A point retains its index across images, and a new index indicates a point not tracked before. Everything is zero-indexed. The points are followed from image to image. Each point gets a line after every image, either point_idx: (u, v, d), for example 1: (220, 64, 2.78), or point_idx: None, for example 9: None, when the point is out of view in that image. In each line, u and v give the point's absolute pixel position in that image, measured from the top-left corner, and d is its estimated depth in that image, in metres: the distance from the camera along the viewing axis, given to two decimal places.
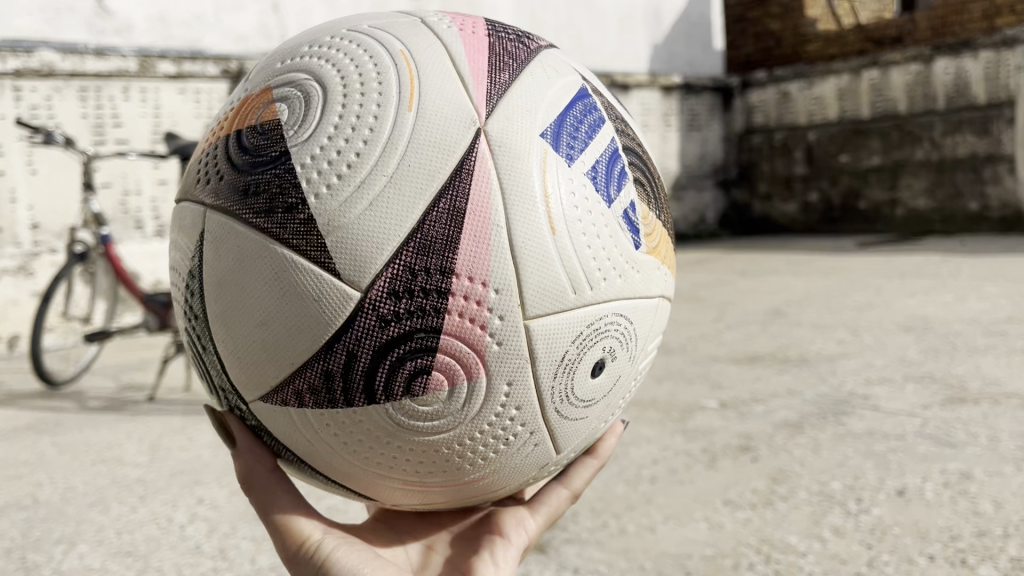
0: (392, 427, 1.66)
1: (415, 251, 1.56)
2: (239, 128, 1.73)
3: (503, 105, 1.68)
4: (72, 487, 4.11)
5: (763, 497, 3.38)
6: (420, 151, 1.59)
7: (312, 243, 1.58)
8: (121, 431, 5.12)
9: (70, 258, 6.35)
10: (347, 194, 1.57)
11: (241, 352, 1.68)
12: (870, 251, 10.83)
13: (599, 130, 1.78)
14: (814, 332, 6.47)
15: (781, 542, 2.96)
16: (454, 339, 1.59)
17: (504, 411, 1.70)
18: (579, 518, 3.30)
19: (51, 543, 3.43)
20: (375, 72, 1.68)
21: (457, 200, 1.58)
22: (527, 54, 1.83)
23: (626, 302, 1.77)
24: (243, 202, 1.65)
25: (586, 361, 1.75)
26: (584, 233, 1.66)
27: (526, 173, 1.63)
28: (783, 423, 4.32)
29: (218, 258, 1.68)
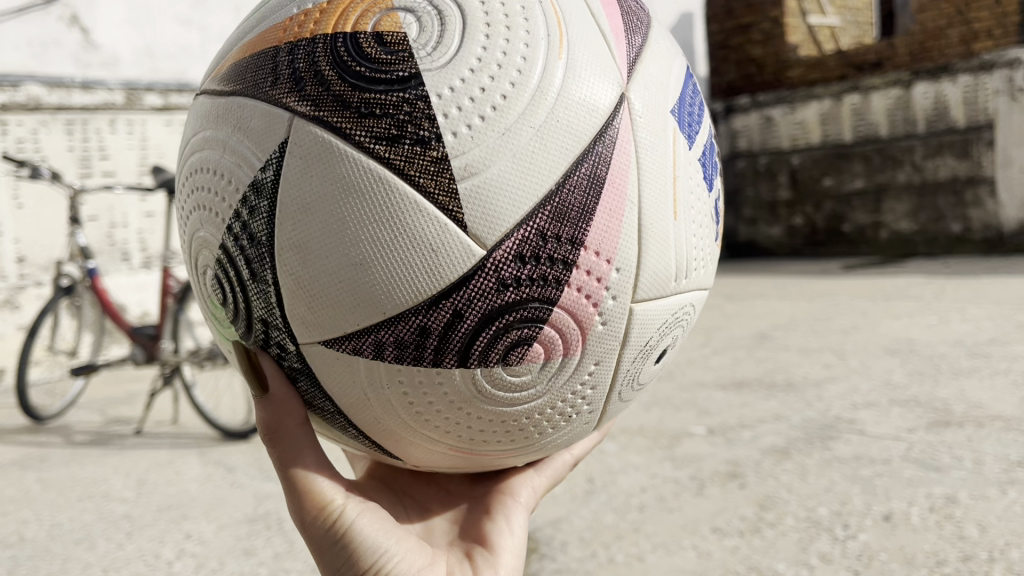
0: (471, 394, 1.76)
1: (553, 213, 1.63)
2: (345, 32, 1.65)
3: (639, 76, 1.80)
4: (58, 524, 4.08)
5: (751, 523, 3.39)
6: (570, 107, 1.66)
7: (442, 187, 1.59)
8: (108, 465, 5.09)
9: (56, 292, 6.31)
10: (490, 134, 1.59)
11: (320, 290, 1.66)
12: (854, 274, 10.92)
13: (700, 118, 1.94)
14: (801, 356, 6.51)
15: (769, 569, 2.98)
16: (565, 311, 1.70)
17: (591, 382, 1.87)
18: (569, 548, 3.30)
19: None
20: (519, 8, 1.70)
21: (599, 166, 1.68)
22: (643, 19, 1.94)
23: (697, 293, 2.00)
24: (355, 119, 1.60)
25: (659, 344, 1.96)
26: (691, 219, 1.84)
27: (662, 152, 1.77)
28: (770, 448, 4.34)
29: (304, 180, 1.63)
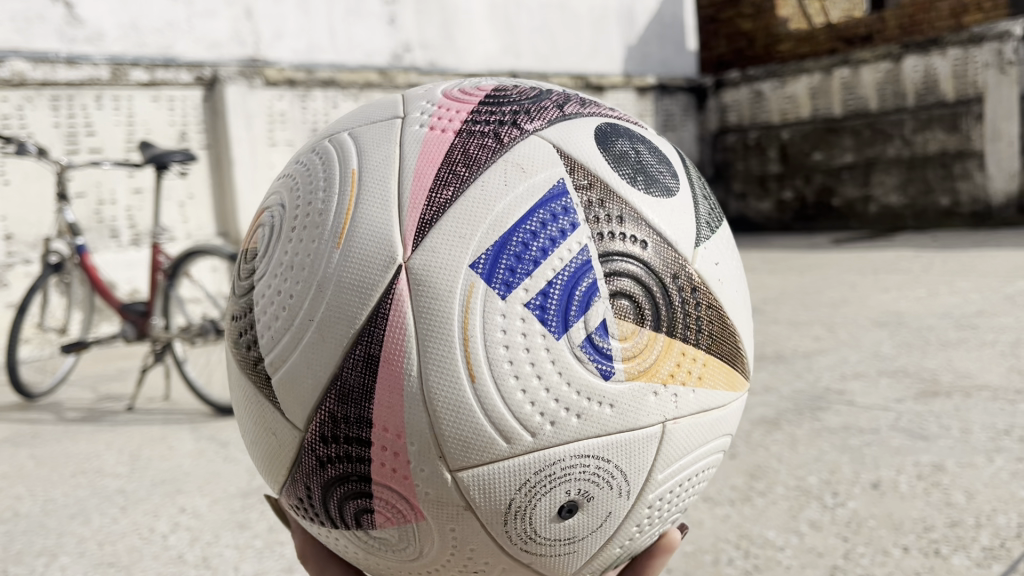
0: (365, 548, 1.61)
1: (335, 399, 1.45)
2: (245, 244, 1.74)
3: (433, 228, 1.43)
4: (52, 499, 4.09)
5: (742, 493, 3.43)
6: (337, 294, 1.44)
7: (264, 381, 1.57)
8: (101, 441, 5.09)
9: (44, 268, 6.29)
10: (282, 338, 1.51)
11: (256, 458, 1.73)
12: (844, 247, 10.97)
13: (561, 239, 1.44)
14: (791, 329, 6.55)
15: (759, 537, 3.01)
16: (385, 485, 1.47)
17: (458, 551, 1.53)
18: None
19: (32, 556, 3.42)
20: (322, 196, 1.55)
21: (370, 347, 1.42)
22: (492, 153, 1.51)
23: (594, 442, 1.46)
24: (236, 328, 1.67)
25: (546, 510, 1.49)
26: (513, 375, 1.39)
27: (444, 311, 1.39)
28: (760, 419, 4.38)
29: (232, 375, 1.74)
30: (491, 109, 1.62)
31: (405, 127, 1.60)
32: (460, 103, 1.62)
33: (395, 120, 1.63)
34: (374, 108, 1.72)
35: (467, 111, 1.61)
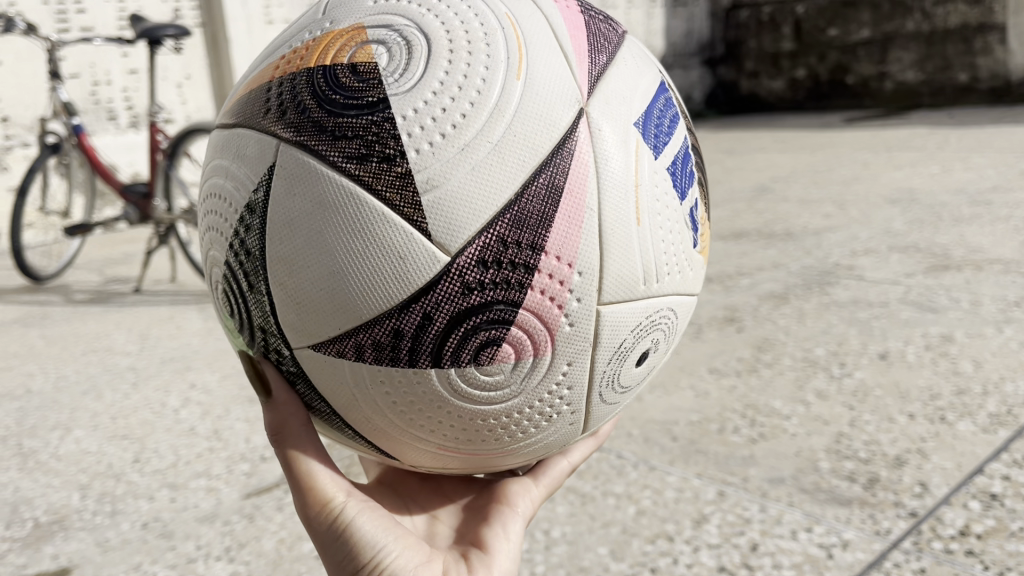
0: (444, 391, 1.39)
1: (509, 222, 1.30)
2: (319, 63, 1.36)
3: (600, 85, 1.42)
4: (64, 376, 4.13)
5: (748, 364, 3.44)
6: (529, 123, 1.32)
7: (407, 200, 1.29)
8: (110, 322, 5.12)
9: (42, 150, 6.18)
10: (449, 156, 1.28)
11: (304, 301, 1.36)
12: (857, 126, 10.73)
13: (674, 122, 1.53)
14: (800, 207, 6.45)
15: (766, 406, 3.02)
16: (531, 316, 1.35)
17: (558, 392, 1.47)
18: None
19: (47, 430, 3.46)
20: (481, 28, 1.37)
21: (555, 175, 1.33)
22: (616, 37, 1.55)
23: (680, 297, 1.56)
24: (335, 147, 1.31)
25: (640, 355, 1.55)
26: (661, 225, 1.44)
27: (621, 157, 1.39)
28: (767, 294, 4.36)
29: (282, 201, 1.36)
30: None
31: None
32: None
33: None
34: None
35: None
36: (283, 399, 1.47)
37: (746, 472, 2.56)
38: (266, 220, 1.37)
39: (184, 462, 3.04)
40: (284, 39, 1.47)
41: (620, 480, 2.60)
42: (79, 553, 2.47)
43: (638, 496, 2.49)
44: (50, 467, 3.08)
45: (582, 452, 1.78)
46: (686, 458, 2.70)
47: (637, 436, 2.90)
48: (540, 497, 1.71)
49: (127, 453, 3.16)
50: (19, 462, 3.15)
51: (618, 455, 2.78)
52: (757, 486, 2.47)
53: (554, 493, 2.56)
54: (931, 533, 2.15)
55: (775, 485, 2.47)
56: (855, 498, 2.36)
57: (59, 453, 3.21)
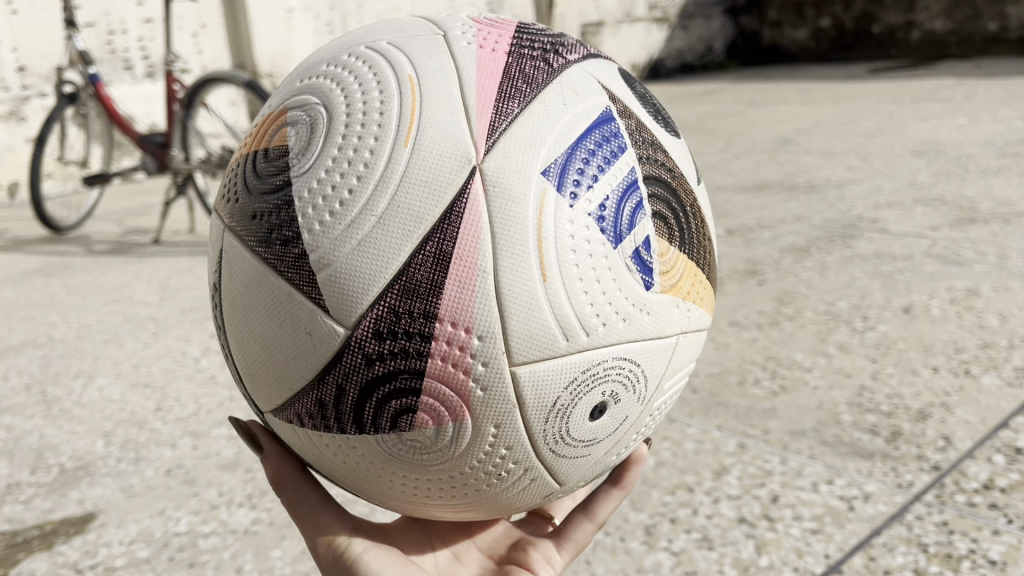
0: (396, 455, 1.35)
1: (398, 292, 1.24)
2: (254, 150, 1.43)
3: (503, 133, 1.28)
4: (86, 326, 4.16)
5: (769, 317, 3.41)
6: (412, 188, 1.24)
7: (304, 278, 1.29)
8: (129, 272, 5.13)
9: (59, 100, 6.14)
10: (337, 235, 1.26)
11: (255, 373, 1.42)
12: (882, 77, 10.52)
13: (614, 157, 1.33)
14: (823, 159, 6.35)
15: (787, 359, 3.00)
16: (438, 384, 1.27)
17: (496, 452, 1.36)
18: None
19: (70, 378, 3.50)
20: (377, 98, 1.32)
21: (442, 238, 1.23)
22: (548, 74, 1.38)
23: (635, 345, 1.35)
24: (252, 231, 1.36)
25: (588, 410, 1.36)
26: (580, 278, 1.27)
27: (519, 211, 1.25)
28: (789, 247, 4.31)
29: (231, 282, 1.41)
30: (525, 36, 1.46)
31: (450, 42, 1.40)
32: (497, 28, 1.46)
33: (434, 36, 1.43)
34: (389, 27, 1.51)
35: (508, 37, 1.44)
36: (274, 453, 1.55)
37: (767, 425, 2.55)
38: (222, 300, 1.45)
39: (206, 410, 3.06)
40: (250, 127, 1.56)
41: None
42: (103, 498, 2.50)
43: (658, 448, 2.49)
44: (74, 414, 3.12)
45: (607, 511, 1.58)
46: (706, 410, 2.69)
47: None
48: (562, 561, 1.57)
49: (149, 401, 3.19)
50: (44, 410, 3.18)
51: None
52: (777, 439, 2.46)
53: None
54: (954, 486, 2.14)
55: (796, 438, 2.46)
56: (876, 451, 2.34)
57: (82, 401, 3.24)
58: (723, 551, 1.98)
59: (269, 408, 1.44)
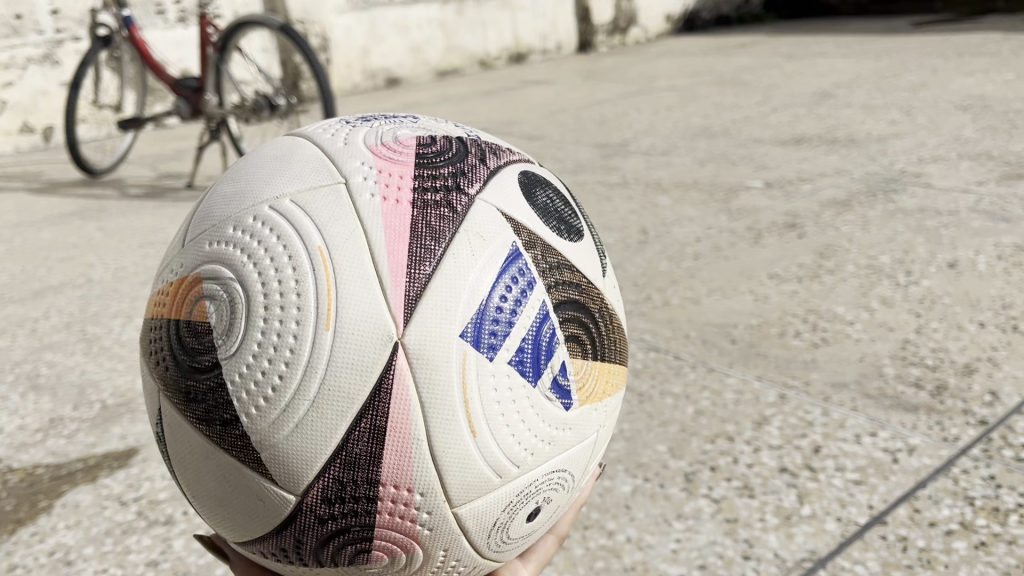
0: (349, 572, 1.35)
1: (340, 466, 1.22)
2: (172, 316, 1.33)
3: (420, 301, 1.21)
4: (123, 267, 4.19)
5: (810, 271, 3.35)
6: (340, 377, 1.19)
7: (251, 455, 1.25)
8: (164, 216, 5.15)
9: (94, 43, 6.12)
10: (274, 420, 1.22)
11: (214, 517, 1.39)
12: (926, 31, 10.24)
13: (524, 297, 1.28)
14: (865, 113, 6.21)
15: (828, 312, 2.95)
16: (388, 530, 1.27)
17: (447, 564, 1.38)
18: (624, 293, 3.31)
19: (109, 317, 3.53)
20: (292, 275, 1.22)
21: (374, 414, 1.20)
22: (455, 223, 1.28)
23: (559, 458, 1.37)
24: (187, 405, 1.30)
25: (523, 517, 1.39)
26: (505, 422, 1.26)
27: (443, 380, 1.21)
28: (830, 200, 4.24)
29: (174, 442, 1.36)
30: (423, 169, 1.33)
31: (354, 195, 1.28)
32: (397, 161, 1.33)
33: (335, 186, 1.29)
34: (288, 163, 1.36)
35: (407, 174, 1.31)
36: (239, 562, 1.54)
37: (808, 377, 2.52)
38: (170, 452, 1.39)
39: None
40: (160, 270, 1.44)
41: (678, 381, 2.58)
42: (145, 434, 2.53)
43: (697, 397, 2.47)
44: (114, 353, 3.15)
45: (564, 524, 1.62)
46: (745, 361, 2.67)
47: (693, 339, 2.86)
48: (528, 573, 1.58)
49: None
50: (84, 348, 3.21)
51: (676, 355, 2.75)
52: (819, 391, 2.43)
53: None
54: (1002, 441, 2.11)
55: (838, 390, 2.43)
56: (921, 404, 2.31)
57: (122, 340, 3.27)
58: (765, 499, 1.97)
59: (232, 538, 1.42)
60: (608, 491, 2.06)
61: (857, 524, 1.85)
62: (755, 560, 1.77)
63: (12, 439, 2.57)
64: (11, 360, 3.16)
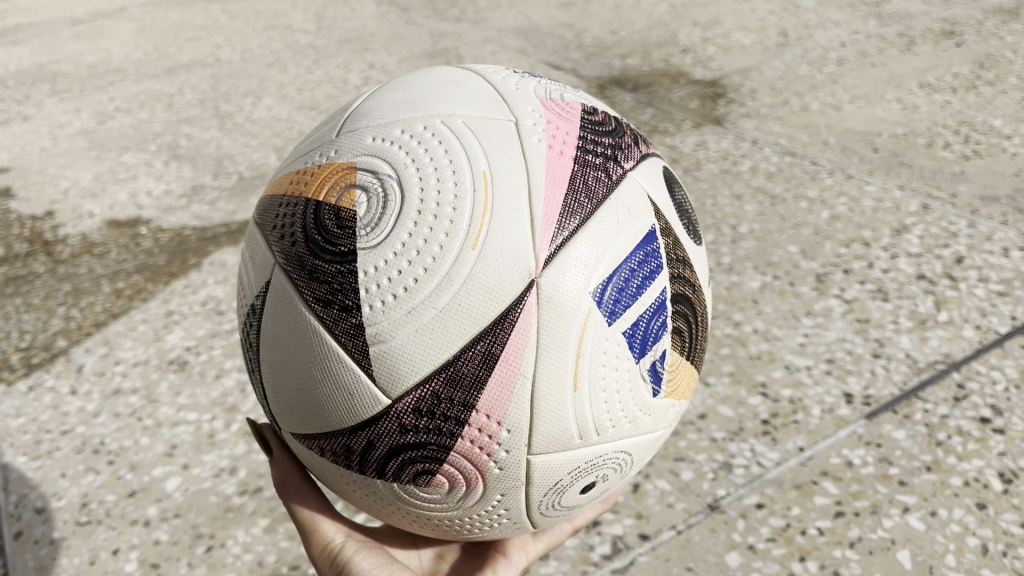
0: (392, 494, 0.96)
1: (443, 380, 0.86)
2: (309, 199, 0.94)
3: (563, 250, 0.88)
4: (249, 50, 4.21)
5: (966, 82, 3.11)
6: (477, 296, 0.85)
7: (359, 346, 0.87)
8: (286, 2, 5.10)
9: None
10: (396, 321, 0.85)
11: (286, 412, 0.98)
12: None
13: (649, 277, 0.93)
14: None
15: (983, 126, 2.76)
16: (449, 455, 0.90)
17: (492, 516, 0.99)
18: (759, 97, 3.16)
19: (240, 96, 3.59)
20: (453, 186, 0.87)
21: (494, 336, 0.85)
22: (611, 187, 0.94)
23: (642, 440, 0.99)
24: (309, 287, 0.90)
25: (577, 491, 1.00)
26: (603, 393, 0.91)
27: (563, 334, 0.87)
28: (995, 9, 3.85)
29: (274, 320, 0.94)
30: (588, 130, 0.97)
31: (523, 132, 0.93)
32: (574, 117, 0.98)
33: (508, 120, 0.94)
34: (463, 85, 1.00)
35: (575, 128, 0.96)
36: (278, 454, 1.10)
37: (955, 189, 2.39)
38: (258, 328, 0.97)
39: None
40: (298, 156, 1.03)
41: (814, 187, 2.48)
42: None
43: (834, 203, 2.38)
44: (246, 130, 3.23)
45: (587, 516, 1.19)
46: (887, 170, 2.54)
47: (833, 146, 2.73)
48: (535, 554, 1.16)
49: (315, 122, 3.24)
50: (218, 124, 3.30)
51: (813, 161, 2.64)
52: (966, 204, 2.31)
53: (743, 193, 2.48)
54: None
55: (988, 204, 2.30)
56: None
57: (253, 118, 3.34)
58: (899, 304, 1.93)
59: (288, 431, 1.01)
60: (736, 286, 2.05)
61: (996, 333, 1.80)
62: (886, 358, 1.76)
63: (160, 202, 2.71)
64: (152, 131, 3.28)
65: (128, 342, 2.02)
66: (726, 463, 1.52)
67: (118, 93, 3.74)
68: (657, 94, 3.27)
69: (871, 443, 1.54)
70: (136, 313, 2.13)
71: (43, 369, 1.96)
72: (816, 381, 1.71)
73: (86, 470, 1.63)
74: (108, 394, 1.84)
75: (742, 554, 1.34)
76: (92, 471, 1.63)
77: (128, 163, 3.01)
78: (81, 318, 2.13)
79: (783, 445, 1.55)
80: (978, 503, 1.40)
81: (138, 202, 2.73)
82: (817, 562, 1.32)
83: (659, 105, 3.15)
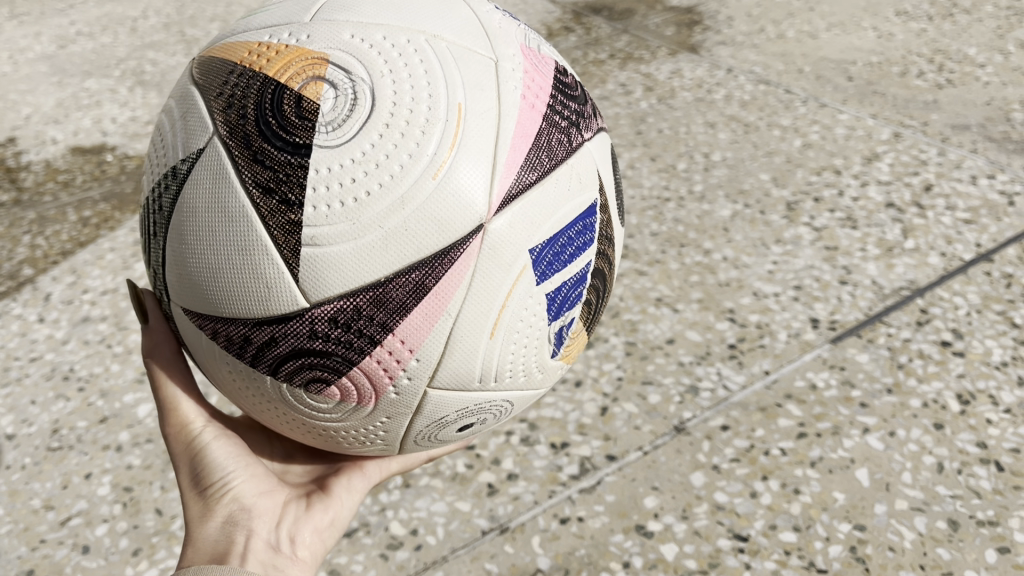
0: (283, 397, 0.93)
1: (369, 299, 0.83)
2: (267, 78, 0.86)
3: (517, 202, 0.87)
4: None
5: (943, 10, 3.08)
6: (426, 226, 0.82)
7: (290, 245, 0.82)
8: None
9: None
10: (340, 228, 0.81)
11: (193, 294, 0.91)
12: None
13: (582, 249, 0.95)
14: None
15: (957, 54, 2.75)
16: (354, 367, 0.88)
17: (369, 437, 0.99)
18: (735, 24, 3.12)
19: (206, 22, 3.49)
20: (424, 111, 0.83)
21: (431, 268, 0.84)
22: (571, 151, 0.93)
23: (525, 394, 1.03)
24: (250, 171, 0.83)
25: (456, 428, 1.02)
26: (513, 347, 0.93)
27: (497, 283, 0.87)
28: None
29: (200, 191, 0.87)
30: (559, 91, 0.96)
31: (501, 72, 0.89)
32: (548, 70, 0.96)
33: (489, 58, 0.90)
34: (449, 4, 0.94)
35: (548, 84, 0.94)
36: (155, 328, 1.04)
37: (927, 118, 2.40)
38: (180, 191, 0.89)
39: None
40: (255, 28, 0.93)
41: (787, 115, 2.48)
42: None
43: (807, 131, 2.38)
44: None
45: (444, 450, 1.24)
46: (860, 99, 2.53)
47: (807, 75, 2.71)
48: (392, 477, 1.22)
49: None
50: (184, 49, 3.21)
51: (787, 90, 2.62)
52: (936, 132, 2.32)
53: (716, 121, 2.47)
54: None
55: (958, 132, 2.31)
56: None
57: None
58: (867, 232, 1.94)
59: (188, 313, 0.94)
60: (706, 214, 2.05)
61: (960, 260, 1.83)
62: (852, 285, 1.78)
63: (125, 129, 2.66)
64: (116, 56, 3.19)
65: (96, 271, 2.00)
66: (692, 387, 1.55)
67: (80, 16, 3.62)
68: (632, 21, 3.21)
69: (835, 366, 1.58)
70: (103, 242, 2.11)
71: (10, 297, 1.94)
72: (784, 306, 1.74)
73: (56, 397, 1.63)
74: (77, 322, 1.83)
75: (706, 474, 1.38)
76: (62, 397, 1.63)
77: (91, 89, 2.93)
78: (47, 247, 2.10)
79: (748, 369, 1.58)
80: (936, 424, 1.44)
81: (103, 129, 2.67)
82: (779, 481, 1.36)
83: (635, 32, 3.11)
